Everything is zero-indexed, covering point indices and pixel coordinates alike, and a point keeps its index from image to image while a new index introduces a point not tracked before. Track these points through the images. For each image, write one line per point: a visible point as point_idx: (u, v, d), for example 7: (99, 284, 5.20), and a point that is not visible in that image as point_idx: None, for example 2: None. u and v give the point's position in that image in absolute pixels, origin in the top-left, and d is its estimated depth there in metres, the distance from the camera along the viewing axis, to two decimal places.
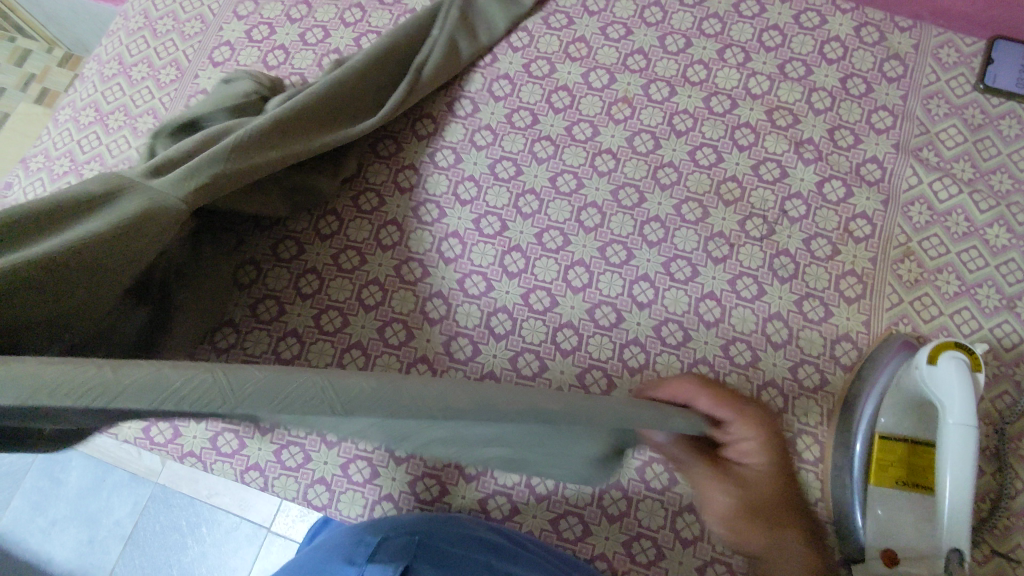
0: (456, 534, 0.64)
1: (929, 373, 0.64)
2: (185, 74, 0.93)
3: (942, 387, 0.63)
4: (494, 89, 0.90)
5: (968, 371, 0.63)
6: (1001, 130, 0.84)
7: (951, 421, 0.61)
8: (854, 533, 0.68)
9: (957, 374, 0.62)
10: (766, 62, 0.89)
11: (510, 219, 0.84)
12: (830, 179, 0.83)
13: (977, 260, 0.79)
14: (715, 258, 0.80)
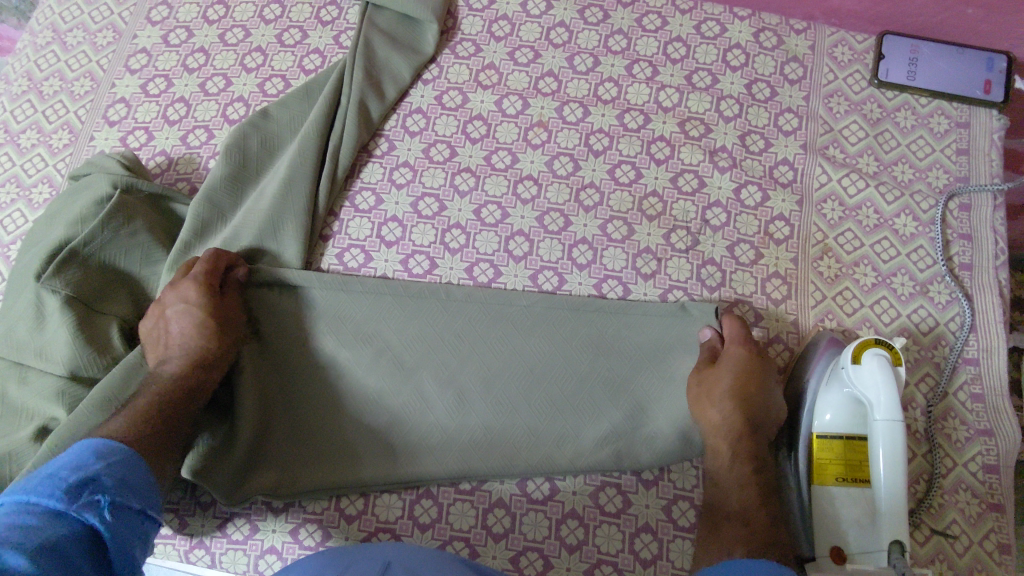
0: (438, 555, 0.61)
1: (855, 373, 0.66)
2: (78, 137, 0.89)
3: (869, 386, 0.65)
4: (408, 125, 0.89)
5: (890, 366, 0.66)
6: (898, 122, 0.87)
7: (878, 417, 0.64)
8: (802, 534, 0.69)
9: (882, 373, 0.65)
10: (673, 75, 0.90)
11: (438, 256, 0.83)
12: (747, 184, 0.85)
13: (889, 249, 0.82)
14: (644, 275, 0.81)
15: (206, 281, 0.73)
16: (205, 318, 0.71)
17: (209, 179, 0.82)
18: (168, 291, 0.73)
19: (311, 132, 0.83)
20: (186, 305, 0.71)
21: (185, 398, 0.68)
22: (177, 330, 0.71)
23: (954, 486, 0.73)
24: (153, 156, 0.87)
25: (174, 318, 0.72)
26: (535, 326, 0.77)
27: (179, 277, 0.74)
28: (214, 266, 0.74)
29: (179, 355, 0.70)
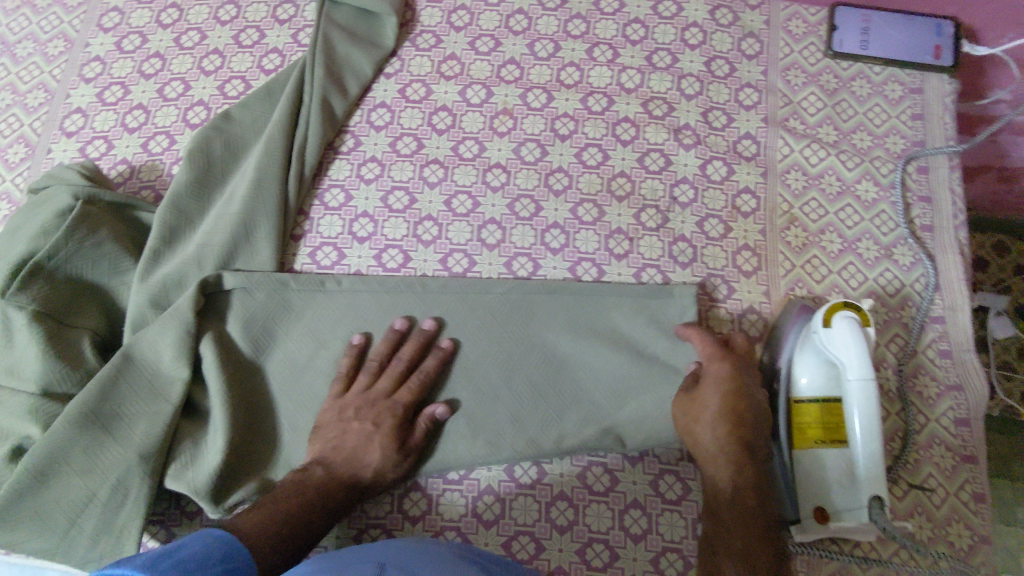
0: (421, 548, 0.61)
1: (826, 336, 0.68)
2: (35, 150, 0.87)
3: (840, 348, 0.67)
4: (373, 120, 0.88)
5: (861, 328, 0.67)
6: (854, 91, 0.89)
7: (852, 379, 0.66)
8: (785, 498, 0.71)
9: (852, 334, 0.66)
10: (634, 56, 0.91)
11: (411, 249, 0.83)
12: (712, 160, 0.86)
13: (853, 216, 0.84)
14: (617, 255, 0.82)
15: (402, 414, 0.72)
16: (390, 441, 0.70)
17: (173, 185, 0.81)
18: (342, 400, 0.73)
19: (274, 133, 0.82)
20: (375, 429, 0.70)
21: (330, 516, 0.67)
22: (360, 450, 0.69)
23: (928, 441, 0.75)
24: (114, 165, 0.86)
25: (356, 435, 0.70)
26: (513, 313, 0.78)
27: (378, 394, 0.72)
28: (417, 390, 0.73)
29: (342, 463, 0.69)
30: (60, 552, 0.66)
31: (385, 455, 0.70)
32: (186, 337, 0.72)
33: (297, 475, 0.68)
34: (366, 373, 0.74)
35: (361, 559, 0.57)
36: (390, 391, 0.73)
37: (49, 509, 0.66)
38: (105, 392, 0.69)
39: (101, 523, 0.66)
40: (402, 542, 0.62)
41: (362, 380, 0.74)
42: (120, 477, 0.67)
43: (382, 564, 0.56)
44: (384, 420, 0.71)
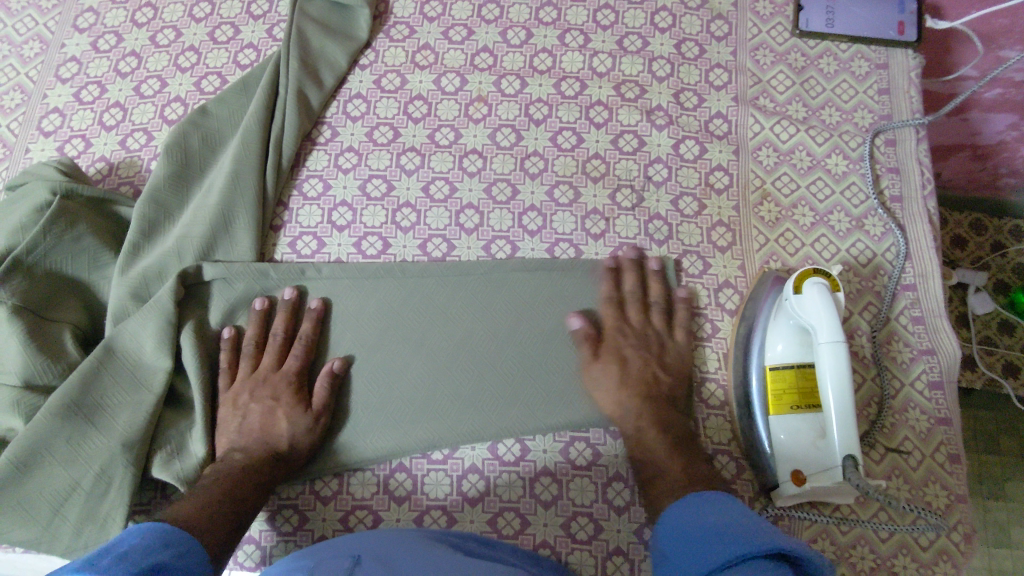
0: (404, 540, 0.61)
1: (798, 302, 0.70)
2: (13, 150, 0.88)
3: (811, 313, 0.68)
4: (349, 110, 0.89)
5: (830, 293, 0.69)
6: (822, 68, 0.91)
7: (822, 341, 0.67)
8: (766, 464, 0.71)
9: (822, 298, 0.68)
10: (605, 41, 0.92)
11: (390, 235, 0.83)
12: (684, 140, 0.87)
13: (824, 189, 0.85)
14: (594, 235, 0.83)
15: (296, 381, 0.73)
16: (292, 409, 0.72)
17: (152, 179, 0.81)
18: (233, 389, 0.74)
19: (251, 125, 0.83)
20: (276, 402, 0.72)
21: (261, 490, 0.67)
22: (270, 424, 0.71)
23: (904, 406, 0.76)
24: (92, 163, 0.86)
25: (258, 414, 0.71)
26: (491, 293, 0.79)
27: (266, 371, 0.74)
28: (304, 357, 0.75)
29: (255, 440, 0.70)
30: (44, 543, 0.66)
31: (294, 422, 0.71)
32: (169, 325, 0.73)
33: (219, 466, 0.69)
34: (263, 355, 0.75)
35: (336, 555, 0.56)
36: (278, 365, 0.75)
37: (32, 499, 0.66)
38: (85, 385, 0.70)
39: (85, 513, 0.66)
40: (385, 534, 0.62)
41: (245, 366, 0.75)
42: (103, 466, 0.67)
43: (356, 560, 0.55)
44: (281, 392, 0.73)
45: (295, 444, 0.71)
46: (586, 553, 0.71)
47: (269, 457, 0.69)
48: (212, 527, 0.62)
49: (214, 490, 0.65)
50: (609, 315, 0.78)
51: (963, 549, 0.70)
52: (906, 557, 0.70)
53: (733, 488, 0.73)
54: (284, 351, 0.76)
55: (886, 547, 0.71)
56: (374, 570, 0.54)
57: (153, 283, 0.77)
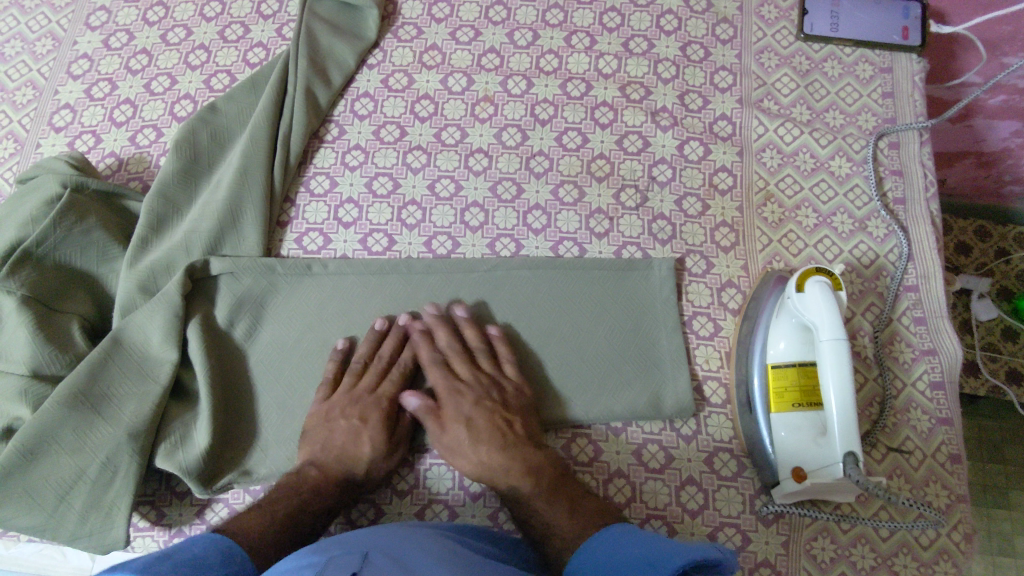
0: (408, 537, 0.61)
1: (801, 300, 0.70)
2: (24, 145, 0.89)
3: (814, 311, 0.68)
4: (357, 109, 0.90)
5: (833, 292, 0.69)
6: (826, 72, 0.92)
7: (824, 339, 0.67)
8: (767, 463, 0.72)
9: (825, 297, 0.68)
10: (611, 43, 0.93)
11: (396, 232, 0.84)
12: (688, 141, 0.88)
13: (828, 191, 0.86)
14: (598, 234, 0.84)
15: (393, 405, 0.73)
16: (379, 434, 0.71)
17: (161, 174, 0.82)
18: (328, 402, 0.73)
19: (260, 122, 0.84)
20: (362, 424, 0.71)
21: (322, 517, 0.67)
22: (353, 447, 0.70)
23: (906, 406, 0.76)
24: (102, 158, 0.87)
25: (340, 433, 0.71)
26: (495, 290, 0.80)
27: (364, 390, 0.74)
28: (399, 384, 0.75)
29: (334, 461, 0.70)
30: (50, 530, 0.67)
31: (375, 447, 0.71)
32: (176, 317, 0.74)
33: (290, 482, 0.69)
34: (350, 375, 0.75)
35: (345, 551, 0.56)
36: (374, 386, 0.75)
37: (38, 487, 0.67)
38: (91, 375, 0.70)
39: (90, 501, 0.67)
40: (389, 531, 0.62)
41: (348, 381, 0.75)
42: (109, 456, 0.68)
43: (366, 556, 0.55)
44: (373, 414, 0.72)
45: (369, 474, 0.71)
46: None
47: (342, 482, 0.69)
48: (263, 549, 0.61)
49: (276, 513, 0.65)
50: (613, 313, 0.79)
51: (964, 549, 0.70)
52: (907, 557, 0.70)
53: (734, 486, 0.73)
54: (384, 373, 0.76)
55: (887, 546, 0.71)
56: (385, 566, 0.53)
57: (160, 276, 0.77)
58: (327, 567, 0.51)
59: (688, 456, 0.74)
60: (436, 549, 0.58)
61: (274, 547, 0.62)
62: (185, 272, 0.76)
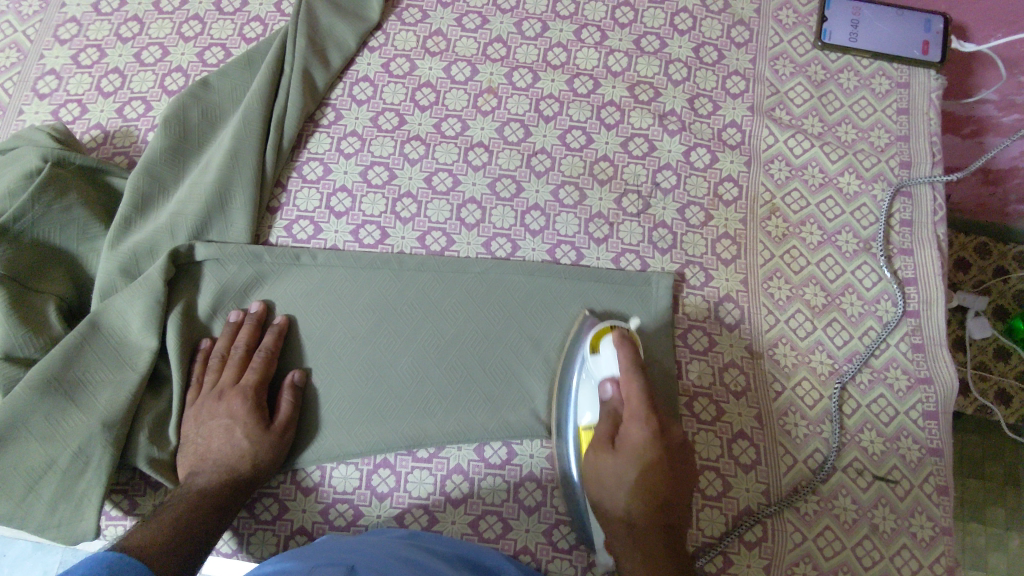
0: (384, 550, 0.59)
1: (594, 360, 0.68)
2: (6, 111, 0.85)
3: (602, 375, 0.67)
4: (355, 93, 0.87)
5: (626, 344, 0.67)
6: (841, 83, 0.89)
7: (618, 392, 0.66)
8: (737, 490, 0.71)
9: (614, 355, 0.67)
10: (622, 39, 0.90)
11: (389, 225, 0.82)
12: (696, 147, 0.86)
13: (834, 208, 0.84)
14: (597, 239, 0.82)
15: (256, 397, 0.71)
16: (252, 425, 0.69)
17: (148, 151, 0.79)
18: (195, 405, 0.71)
19: (253, 103, 0.81)
20: (233, 420, 0.69)
21: (221, 513, 0.65)
22: (229, 443, 0.68)
23: (897, 434, 0.75)
24: (87, 130, 0.84)
25: (217, 434, 0.69)
26: (487, 292, 0.78)
27: (224, 385, 0.71)
28: (263, 370, 0.72)
29: (216, 459, 0.68)
30: (17, 518, 0.65)
31: (253, 439, 0.68)
32: (157, 304, 0.71)
33: (177, 491, 0.66)
34: (230, 367, 0.72)
35: (329, 561, 0.54)
36: (236, 380, 0.71)
37: (6, 474, 0.65)
38: (64, 360, 0.68)
39: (60, 491, 0.65)
40: (367, 543, 0.61)
41: (209, 380, 0.72)
42: (81, 446, 0.66)
43: (351, 566, 0.53)
44: (241, 408, 0.70)
45: (257, 466, 0.68)
46: (566, 562, 0.70)
47: (228, 479, 0.67)
48: (170, 555, 0.58)
49: (172, 515, 0.62)
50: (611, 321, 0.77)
51: None
52: None
53: (718, 506, 0.72)
54: (244, 363, 0.73)
55: (868, 574, 0.70)
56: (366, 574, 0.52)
57: (143, 259, 0.75)
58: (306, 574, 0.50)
59: None
60: (409, 566, 0.56)
61: (178, 544, 0.60)
62: (170, 257, 0.73)
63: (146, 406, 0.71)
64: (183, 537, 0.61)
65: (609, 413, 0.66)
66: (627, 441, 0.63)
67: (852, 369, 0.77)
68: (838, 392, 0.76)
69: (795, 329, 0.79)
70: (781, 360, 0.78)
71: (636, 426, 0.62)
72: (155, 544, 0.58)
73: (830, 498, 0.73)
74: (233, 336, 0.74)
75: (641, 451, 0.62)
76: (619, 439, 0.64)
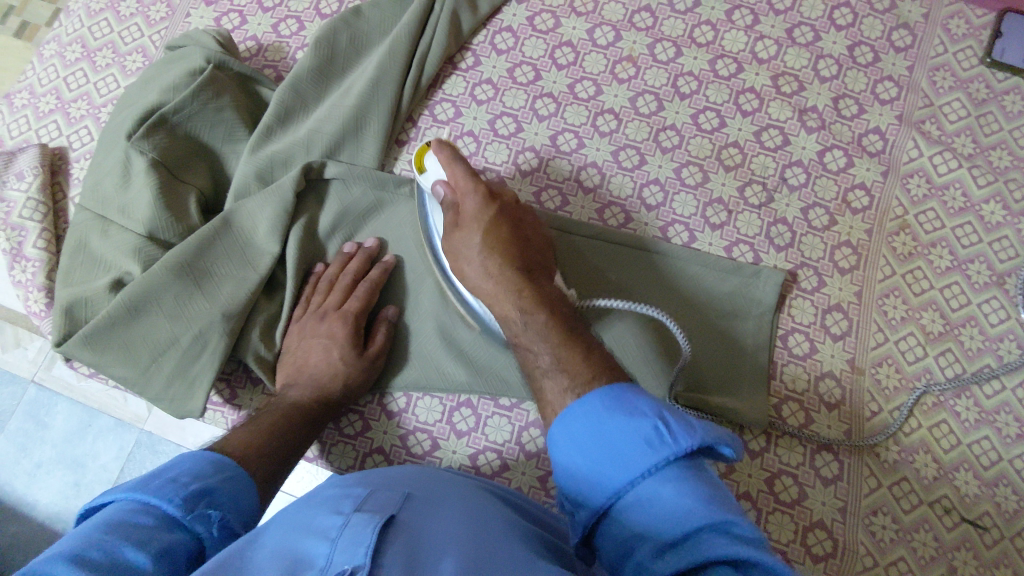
0: (444, 489, 0.60)
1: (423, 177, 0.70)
2: (175, 11, 0.90)
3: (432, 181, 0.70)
4: (496, 42, 0.88)
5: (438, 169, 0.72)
6: (1004, 105, 0.83)
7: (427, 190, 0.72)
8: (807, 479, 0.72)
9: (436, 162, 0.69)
10: (774, 26, 0.87)
11: (509, 176, 0.83)
12: (832, 148, 0.82)
13: (971, 235, 0.79)
14: (713, 225, 0.80)
15: (355, 325, 0.73)
16: (349, 352, 0.72)
17: (297, 68, 0.83)
18: (300, 322, 0.75)
19: (401, 35, 0.83)
20: (332, 341, 0.72)
21: (310, 428, 0.69)
22: (324, 363, 0.71)
23: (996, 480, 0.72)
24: (244, 40, 0.88)
25: (316, 353, 0.72)
26: (599, 261, 0.77)
27: (328, 309, 0.74)
28: (364, 301, 0.74)
29: (311, 376, 0.71)
30: (139, 385, 0.71)
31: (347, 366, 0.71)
32: (285, 213, 0.75)
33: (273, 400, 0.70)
34: (337, 290, 0.75)
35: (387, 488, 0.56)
36: (340, 305, 0.74)
37: (134, 343, 0.70)
38: (196, 249, 0.72)
39: (179, 368, 0.71)
40: (434, 479, 0.62)
41: (314, 300, 0.75)
42: (202, 330, 0.71)
43: (410, 498, 0.54)
44: (338, 332, 0.72)
45: (347, 391, 0.72)
46: None
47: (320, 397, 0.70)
48: (263, 457, 0.61)
49: (269, 421, 0.66)
50: (699, 317, 0.76)
51: None
52: None
53: (790, 513, 0.71)
54: (348, 291, 0.75)
55: None
56: (426, 509, 0.53)
57: (277, 170, 0.79)
58: (368, 500, 0.51)
59: (750, 471, 0.73)
60: (468, 506, 0.57)
61: (273, 452, 0.63)
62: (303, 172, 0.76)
63: (260, 307, 0.76)
64: (276, 444, 0.64)
65: (447, 205, 0.68)
66: (465, 216, 0.67)
67: (951, 386, 0.74)
68: (916, 396, 0.74)
69: (905, 352, 0.76)
70: (883, 380, 0.75)
71: (467, 199, 0.67)
72: (252, 449, 0.62)
73: (910, 530, 0.70)
74: (343, 263, 0.77)
75: (479, 213, 0.66)
76: (460, 219, 0.67)
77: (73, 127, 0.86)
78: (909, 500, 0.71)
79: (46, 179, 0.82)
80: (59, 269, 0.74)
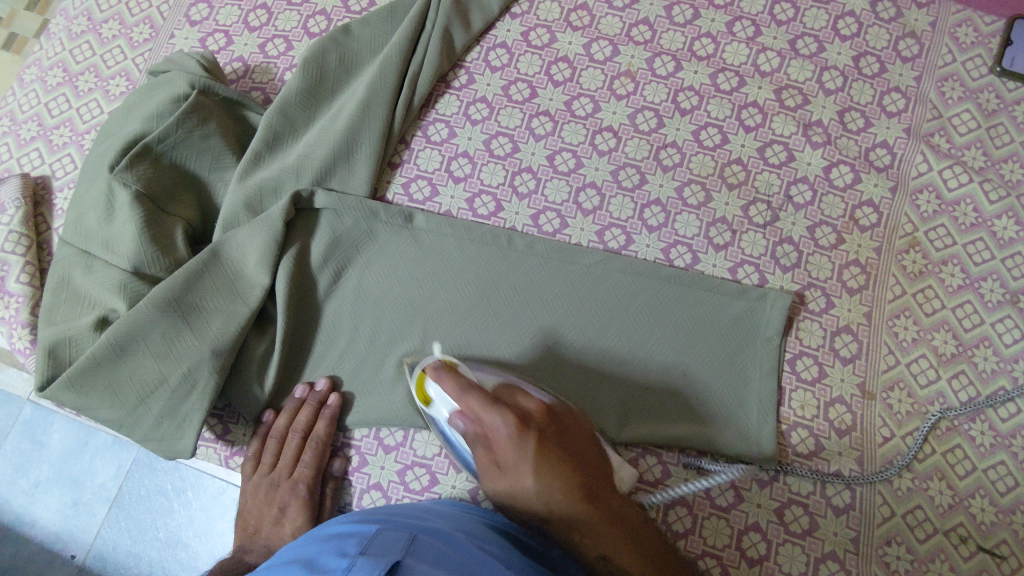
0: (449, 528, 0.57)
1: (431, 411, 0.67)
2: (159, 33, 0.88)
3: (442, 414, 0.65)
4: (490, 59, 0.85)
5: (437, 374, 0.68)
6: (1015, 116, 0.81)
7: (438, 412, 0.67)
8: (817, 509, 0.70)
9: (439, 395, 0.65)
10: (776, 38, 0.84)
11: (505, 198, 0.80)
12: (838, 164, 0.80)
13: (983, 252, 0.77)
14: (716, 245, 0.78)
15: (305, 491, 0.70)
16: (300, 521, 0.69)
17: (285, 91, 0.80)
18: (252, 482, 0.72)
19: (391, 55, 0.80)
20: (283, 514, 0.70)
21: None
22: (276, 531, 0.70)
23: (1014, 507, 0.69)
24: (230, 61, 0.86)
25: (268, 523, 0.70)
26: (594, 286, 0.75)
27: (279, 477, 0.71)
28: (314, 464, 0.71)
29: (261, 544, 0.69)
30: (128, 425, 0.69)
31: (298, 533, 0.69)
32: (274, 244, 0.72)
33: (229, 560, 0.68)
34: (287, 450, 0.72)
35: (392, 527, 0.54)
36: (291, 471, 0.71)
37: (121, 382, 0.68)
38: (179, 290, 0.70)
39: (167, 407, 0.68)
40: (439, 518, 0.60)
41: (266, 461, 0.72)
42: (190, 369, 0.68)
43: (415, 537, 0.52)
44: (288, 504, 0.70)
45: None
46: None
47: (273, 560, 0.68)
48: None
49: None
50: (701, 342, 0.73)
51: None
52: None
53: (801, 544, 0.69)
54: (299, 452, 0.72)
55: None
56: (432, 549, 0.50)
57: (267, 197, 0.76)
58: (372, 542, 0.48)
59: (759, 501, 0.70)
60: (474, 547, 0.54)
61: None
62: (292, 201, 0.74)
63: (250, 341, 0.73)
64: None
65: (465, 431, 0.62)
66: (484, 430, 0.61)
67: (965, 411, 0.72)
68: (935, 418, 0.72)
69: (917, 375, 0.74)
70: (895, 405, 0.73)
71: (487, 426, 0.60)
72: None
73: (926, 560, 0.68)
74: (293, 414, 0.73)
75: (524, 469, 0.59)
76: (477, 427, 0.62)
77: (55, 155, 0.83)
78: (923, 530, 0.69)
79: (29, 211, 0.79)
80: (42, 306, 0.72)
